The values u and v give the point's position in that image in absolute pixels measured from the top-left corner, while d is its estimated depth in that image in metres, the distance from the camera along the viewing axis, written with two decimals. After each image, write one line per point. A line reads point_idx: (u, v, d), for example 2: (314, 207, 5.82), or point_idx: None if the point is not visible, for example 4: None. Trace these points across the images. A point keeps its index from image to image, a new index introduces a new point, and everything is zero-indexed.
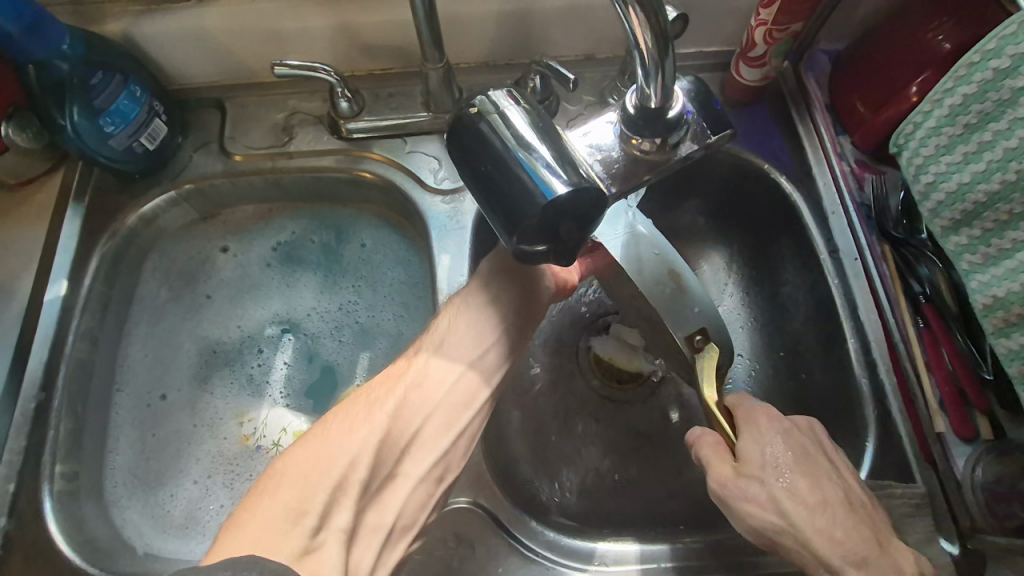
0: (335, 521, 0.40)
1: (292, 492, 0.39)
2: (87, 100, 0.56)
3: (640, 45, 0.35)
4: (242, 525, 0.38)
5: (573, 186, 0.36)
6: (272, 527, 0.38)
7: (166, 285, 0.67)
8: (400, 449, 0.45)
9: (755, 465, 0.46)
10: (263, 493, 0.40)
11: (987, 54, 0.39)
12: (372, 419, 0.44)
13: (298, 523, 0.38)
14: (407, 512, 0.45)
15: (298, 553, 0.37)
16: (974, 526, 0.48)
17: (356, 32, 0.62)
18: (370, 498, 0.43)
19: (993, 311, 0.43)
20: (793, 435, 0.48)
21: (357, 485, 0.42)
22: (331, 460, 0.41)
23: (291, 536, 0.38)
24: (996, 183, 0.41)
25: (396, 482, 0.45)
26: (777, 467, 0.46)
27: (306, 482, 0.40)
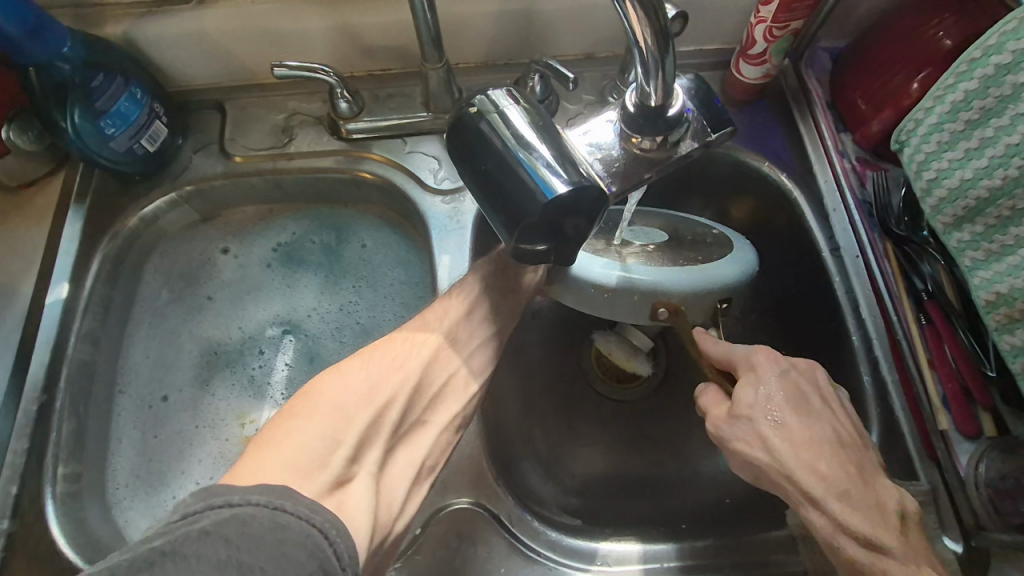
0: (365, 460, 0.40)
1: (324, 425, 0.39)
2: (87, 102, 0.56)
3: (641, 44, 0.35)
4: (272, 448, 0.37)
5: (574, 184, 0.36)
6: (302, 459, 0.37)
7: (166, 286, 0.67)
8: (429, 397, 0.45)
9: (745, 407, 0.45)
10: (298, 420, 0.39)
11: (988, 50, 0.39)
12: (402, 365, 0.44)
13: (326, 460, 0.38)
14: (434, 452, 0.45)
15: (323, 490, 0.36)
16: (978, 524, 0.48)
17: (356, 33, 0.62)
18: (398, 440, 0.43)
19: (996, 308, 0.43)
20: (792, 376, 0.47)
21: (385, 427, 0.42)
22: (366, 397, 0.42)
23: (324, 468, 0.37)
24: (998, 179, 0.40)
25: (423, 428, 0.45)
26: (767, 406, 0.45)
27: (340, 415, 0.40)
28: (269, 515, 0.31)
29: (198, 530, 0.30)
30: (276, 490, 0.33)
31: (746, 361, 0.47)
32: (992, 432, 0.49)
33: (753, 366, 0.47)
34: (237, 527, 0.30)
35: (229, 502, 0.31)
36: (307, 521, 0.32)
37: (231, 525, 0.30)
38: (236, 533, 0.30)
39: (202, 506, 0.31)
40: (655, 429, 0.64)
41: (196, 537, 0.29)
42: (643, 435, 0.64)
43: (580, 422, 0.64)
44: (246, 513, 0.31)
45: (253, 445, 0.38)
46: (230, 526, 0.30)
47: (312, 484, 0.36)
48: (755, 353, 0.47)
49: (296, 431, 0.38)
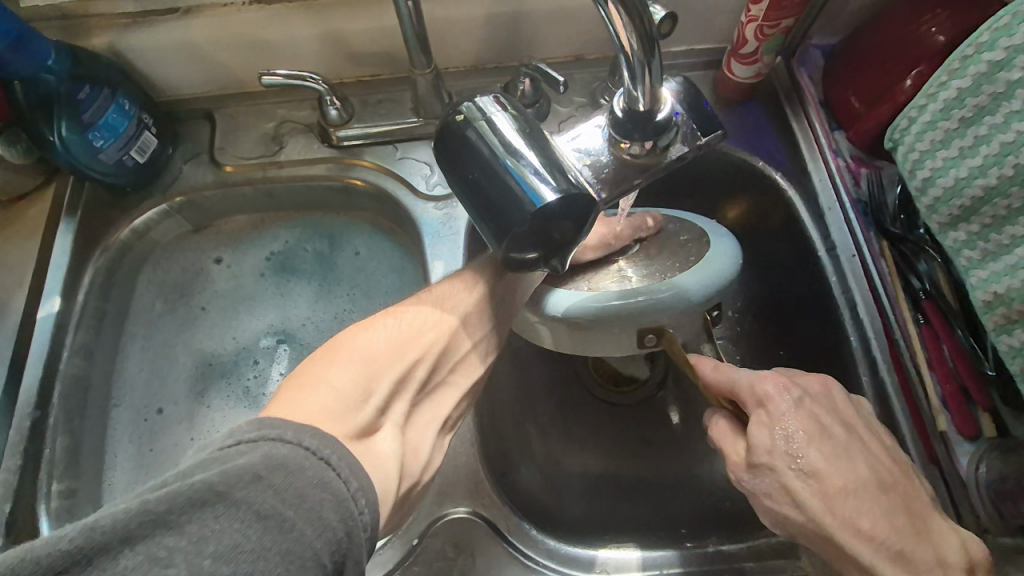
0: (391, 413, 0.38)
1: (353, 378, 0.36)
2: (75, 114, 0.56)
3: (626, 49, 0.34)
4: (303, 393, 0.34)
5: (563, 192, 0.35)
6: (338, 401, 0.35)
7: (160, 297, 0.67)
8: (457, 358, 0.43)
9: (763, 450, 0.43)
10: (328, 366, 0.36)
11: (981, 47, 0.39)
12: (433, 326, 0.42)
13: (362, 404, 0.35)
14: (457, 409, 0.43)
15: (357, 432, 0.34)
16: (981, 527, 0.47)
17: (343, 39, 0.61)
18: (422, 395, 0.41)
19: (993, 309, 0.42)
20: (805, 405, 0.44)
21: (409, 389, 0.39)
22: (400, 349, 0.39)
23: (354, 412, 0.35)
24: (993, 178, 0.40)
25: (448, 387, 0.42)
26: (786, 450, 0.42)
27: (372, 369, 0.37)
28: (317, 468, 0.29)
29: (239, 469, 0.27)
30: (325, 437, 0.30)
31: (753, 393, 0.44)
32: (992, 433, 0.49)
33: (762, 401, 0.44)
34: (287, 473, 0.28)
35: (281, 437, 0.29)
36: (345, 486, 0.29)
37: (280, 472, 0.28)
38: (283, 483, 0.27)
39: (254, 436, 0.29)
40: (654, 432, 0.64)
41: (248, 480, 0.27)
42: (641, 438, 0.64)
43: (577, 427, 0.64)
44: (293, 459, 0.28)
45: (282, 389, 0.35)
46: (279, 475, 0.27)
47: (350, 424, 0.34)
48: (761, 383, 0.44)
49: (326, 377, 0.36)
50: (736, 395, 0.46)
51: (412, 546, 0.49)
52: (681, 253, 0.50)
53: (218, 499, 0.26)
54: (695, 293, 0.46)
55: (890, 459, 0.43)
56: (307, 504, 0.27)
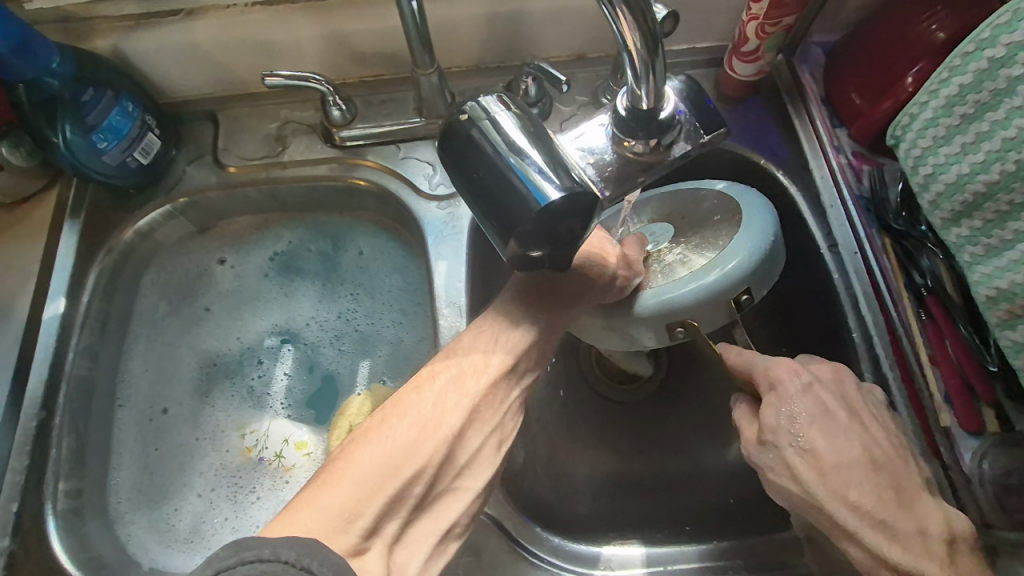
0: (382, 531, 0.38)
1: (348, 495, 0.37)
2: (79, 117, 0.56)
3: (629, 48, 0.34)
4: (297, 514, 0.36)
5: (566, 190, 0.35)
6: (328, 520, 0.36)
7: (164, 298, 0.67)
8: (461, 462, 0.42)
9: (771, 431, 0.44)
10: (326, 485, 0.37)
11: (982, 43, 0.39)
12: (436, 431, 0.41)
13: (352, 523, 0.36)
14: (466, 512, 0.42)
15: (346, 552, 0.36)
16: (984, 521, 0.48)
17: (346, 40, 0.61)
18: (422, 506, 0.41)
19: (997, 304, 0.42)
20: (814, 390, 0.44)
21: (407, 500, 0.39)
22: (404, 456, 0.40)
23: (340, 536, 0.36)
24: (995, 174, 0.40)
25: (451, 496, 0.42)
26: (792, 430, 0.43)
27: (367, 485, 0.38)
28: None
29: None
30: (305, 545, 0.31)
31: (766, 377, 0.45)
32: (995, 428, 0.49)
33: (774, 385, 0.45)
34: None
35: (260, 557, 0.30)
36: None
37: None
38: None
39: (233, 561, 0.30)
40: (658, 430, 0.64)
41: None
42: (644, 436, 0.64)
43: (581, 426, 0.64)
44: (272, 572, 0.30)
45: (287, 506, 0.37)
46: None
47: (338, 544, 0.35)
48: (774, 368, 0.45)
49: (325, 495, 0.37)
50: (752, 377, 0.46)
51: None
52: (715, 232, 0.51)
53: None
54: (728, 278, 0.47)
55: (894, 454, 0.44)
56: None
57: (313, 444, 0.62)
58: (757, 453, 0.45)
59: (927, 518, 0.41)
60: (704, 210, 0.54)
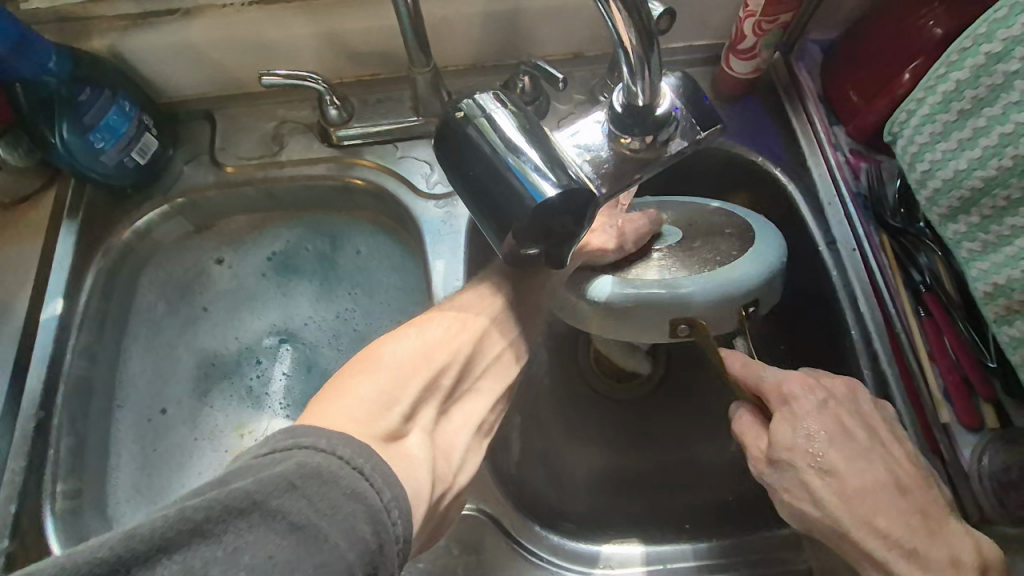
0: (419, 419, 0.40)
1: (381, 386, 0.39)
2: (76, 116, 0.56)
3: (624, 44, 0.34)
4: (340, 403, 0.37)
5: (563, 187, 0.35)
6: (368, 406, 0.37)
7: (162, 298, 0.67)
8: (479, 367, 0.45)
9: (784, 449, 0.43)
10: (359, 379, 0.39)
11: (978, 39, 0.39)
12: (456, 338, 0.44)
13: (390, 409, 0.38)
14: (487, 414, 0.45)
15: (387, 436, 0.37)
16: (984, 517, 0.48)
17: (342, 39, 0.61)
18: (449, 404, 0.43)
19: (994, 300, 0.42)
20: (831, 408, 0.44)
21: (433, 398, 0.42)
22: (426, 359, 0.42)
23: (378, 421, 0.37)
24: (993, 169, 0.40)
25: (471, 397, 0.45)
26: (807, 449, 0.42)
27: (399, 375, 0.41)
28: (353, 475, 0.30)
29: (275, 477, 0.28)
30: (360, 448, 0.32)
31: (778, 392, 0.45)
32: (994, 424, 0.49)
33: (788, 400, 0.45)
34: (322, 482, 0.29)
35: (317, 446, 0.31)
36: (378, 495, 0.31)
37: (314, 480, 0.29)
38: (318, 490, 0.29)
39: (288, 445, 0.31)
40: (656, 429, 0.64)
41: (283, 488, 0.28)
42: (643, 434, 0.64)
43: (580, 424, 0.64)
44: (326, 467, 0.30)
45: (323, 398, 0.38)
46: (315, 483, 0.29)
47: (379, 428, 0.37)
48: (787, 383, 0.45)
49: (359, 388, 0.38)
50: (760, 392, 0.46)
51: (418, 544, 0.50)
52: (724, 245, 0.51)
53: (254, 508, 0.27)
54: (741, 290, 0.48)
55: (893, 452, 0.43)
56: (342, 511, 0.29)
57: None
58: (761, 459, 0.45)
59: (923, 515, 0.41)
60: (714, 223, 0.54)
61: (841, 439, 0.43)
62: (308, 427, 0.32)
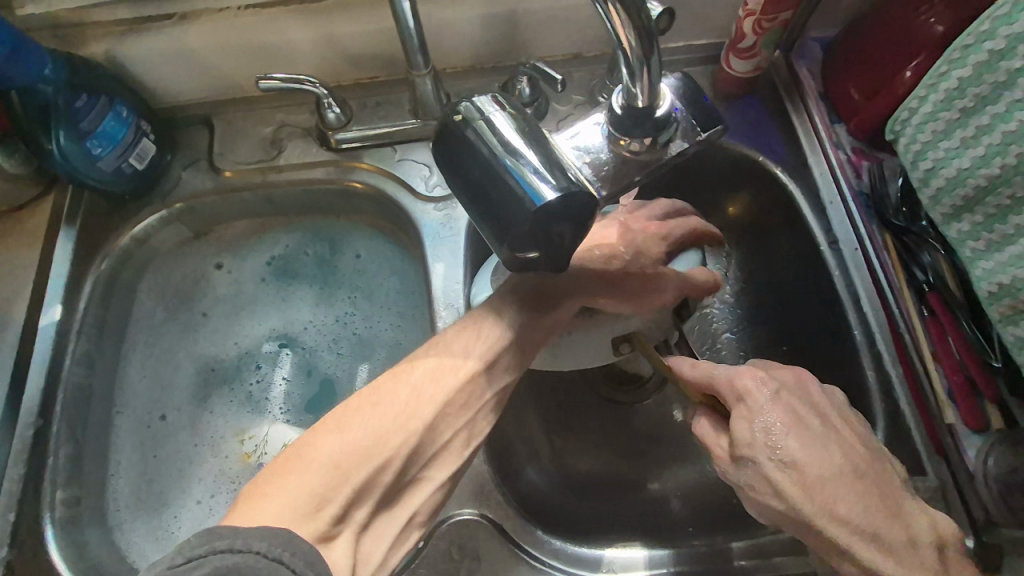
0: (355, 514, 0.37)
1: (336, 465, 0.36)
2: (72, 123, 0.56)
3: (624, 45, 0.34)
4: (274, 494, 0.35)
5: (562, 190, 0.35)
6: (294, 509, 0.34)
7: (161, 304, 0.67)
8: (433, 450, 0.41)
9: (746, 446, 0.42)
10: (287, 470, 0.36)
11: (980, 36, 0.38)
12: (415, 411, 0.40)
13: (320, 510, 0.35)
14: (428, 506, 0.41)
15: (318, 536, 0.35)
16: (989, 519, 0.47)
17: (339, 41, 0.61)
18: (398, 490, 0.40)
19: (999, 299, 0.41)
20: (783, 396, 0.44)
21: (373, 490, 0.38)
22: (379, 442, 0.38)
23: (316, 518, 0.35)
24: (996, 167, 0.39)
25: (418, 485, 0.41)
26: (767, 443, 0.42)
27: (348, 458, 0.37)
28: (270, 567, 0.30)
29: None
30: (277, 537, 0.31)
31: (732, 387, 0.44)
32: (1000, 424, 0.48)
33: (742, 396, 0.44)
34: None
35: (231, 548, 0.30)
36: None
37: None
38: None
39: (204, 550, 0.30)
40: (659, 431, 0.64)
41: None
42: (647, 437, 0.63)
43: (582, 428, 0.64)
44: (242, 561, 0.30)
45: (251, 489, 0.35)
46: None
47: (309, 529, 0.34)
48: (740, 377, 0.44)
49: (286, 484, 0.35)
50: (715, 388, 0.45)
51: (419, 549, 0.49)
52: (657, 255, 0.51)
53: None
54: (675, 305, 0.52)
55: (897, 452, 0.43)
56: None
57: None
58: (725, 458, 0.44)
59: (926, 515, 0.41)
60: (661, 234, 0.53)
61: (845, 441, 0.43)
62: (229, 526, 0.31)
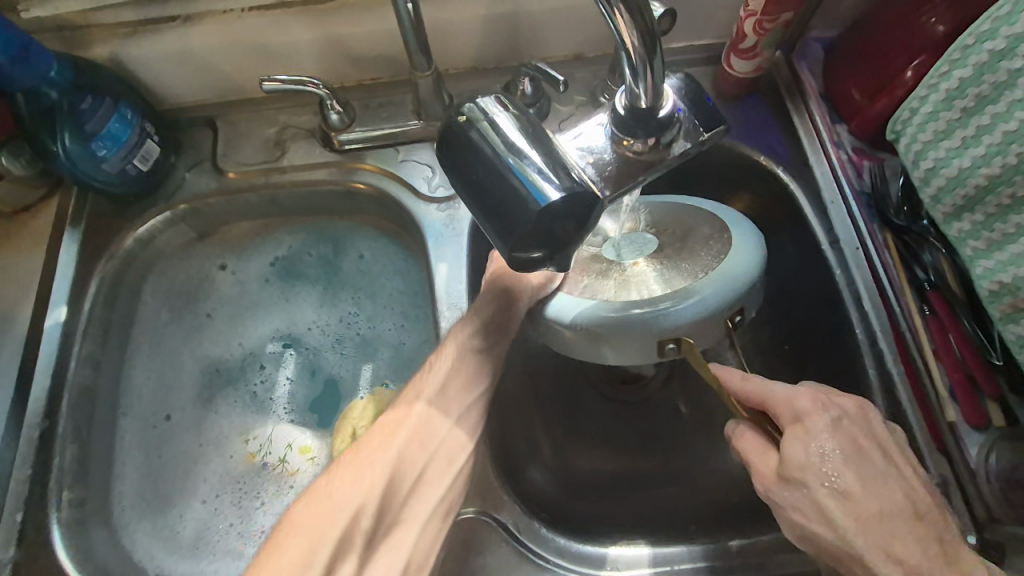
0: None
1: (299, 550, 0.42)
2: (77, 126, 0.56)
3: (627, 46, 0.34)
4: (288, 544, 0.43)
5: (566, 190, 0.36)
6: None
7: (165, 305, 0.67)
8: (409, 478, 0.47)
9: (797, 467, 0.41)
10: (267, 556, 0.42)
11: (981, 37, 0.39)
12: (390, 493, 0.46)
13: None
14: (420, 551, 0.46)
15: None
16: (992, 517, 0.47)
17: (342, 43, 0.61)
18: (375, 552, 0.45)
19: (1000, 297, 0.42)
20: (844, 425, 0.42)
21: (358, 538, 0.44)
22: (349, 529, 0.44)
23: None
24: (997, 167, 0.40)
25: (403, 538, 0.46)
26: (822, 469, 0.40)
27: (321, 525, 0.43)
28: None
29: None
30: None
31: (790, 407, 0.43)
32: (1001, 422, 0.49)
33: (799, 416, 0.42)
34: None
35: None
36: None
37: None
38: None
39: None
40: (662, 431, 0.64)
41: None
42: (649, 435, 0.64)
43: (585, 426, 0.64)
44: None
45: None
46: None
47: None
48: (799, 398, 0.43)
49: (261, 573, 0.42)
50: (770, 407, 0.43)
51: None
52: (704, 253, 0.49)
53: None
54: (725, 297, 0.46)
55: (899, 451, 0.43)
56: None
57: (317, 448, 0.62)
58: (769, 476, 0.42)
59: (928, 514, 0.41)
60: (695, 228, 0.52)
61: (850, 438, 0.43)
62: None
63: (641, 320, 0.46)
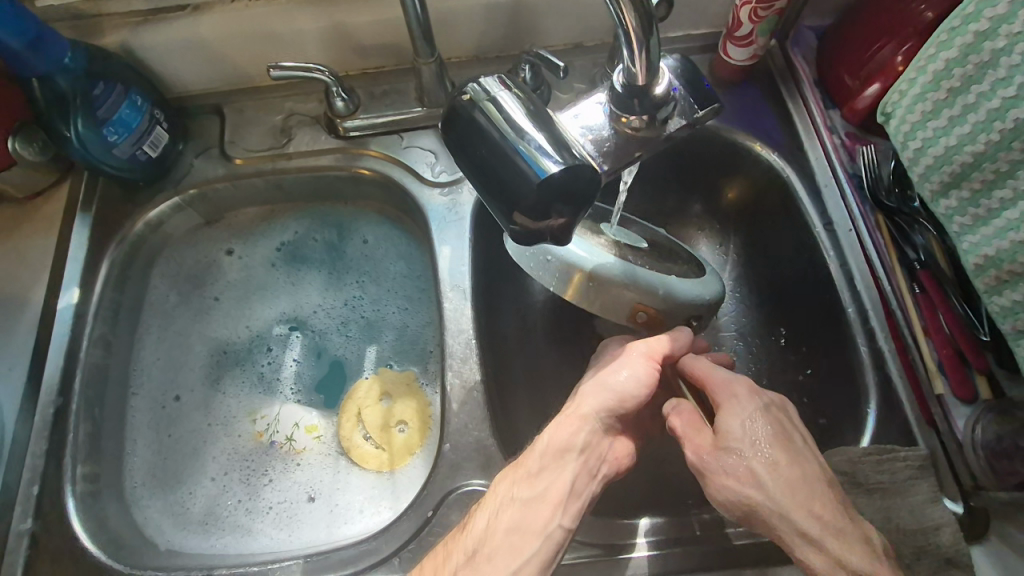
0: None
1: None
2: (90, 111, 0.57)
3: (624, 24, 0.36)
4: None
5: (568, 165, 0.37)
6: None
7: (174, 288, 0.68)
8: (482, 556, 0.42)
9: (734, 438, 0.45)
10: None
11: (966, 18, 0.40)
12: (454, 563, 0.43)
13: None
14: None
15: None
16: (977, 485, 0.49)
17: (348, 32, 0.63)
18: None
19: (985, 271, 0.43)
20: (772, 411, 0.47)
21: None
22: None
23: None
24: (981, 144, 0.41)
25: None
26: (755, 442, 0.45)
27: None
28: None
29: None
30: None
31: (727, 387, 0.49)
32: (988, 395, 0.50)
33: (734, 395, 0.48)
34: None
35: None
36: None
37: None
38: None
39: None
40: None
41: None
42: None
43: None
44: None
45: None
46: None
47: None
48: (738, 383, 0.49)
49: None
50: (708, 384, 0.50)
51: (428, 518, 0.51)
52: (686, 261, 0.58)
53: None
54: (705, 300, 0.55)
55: None
56: None
57: (323, 427, 0.64)
58: (706, 446, 0.46)
59: None
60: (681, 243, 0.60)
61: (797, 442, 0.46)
62: None
63: (639, 287, 0.53)
